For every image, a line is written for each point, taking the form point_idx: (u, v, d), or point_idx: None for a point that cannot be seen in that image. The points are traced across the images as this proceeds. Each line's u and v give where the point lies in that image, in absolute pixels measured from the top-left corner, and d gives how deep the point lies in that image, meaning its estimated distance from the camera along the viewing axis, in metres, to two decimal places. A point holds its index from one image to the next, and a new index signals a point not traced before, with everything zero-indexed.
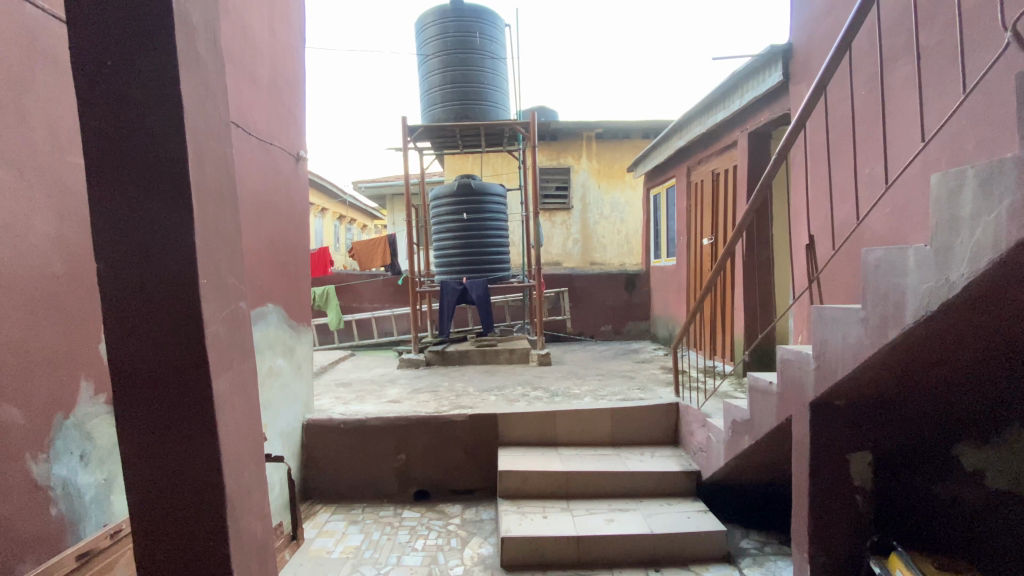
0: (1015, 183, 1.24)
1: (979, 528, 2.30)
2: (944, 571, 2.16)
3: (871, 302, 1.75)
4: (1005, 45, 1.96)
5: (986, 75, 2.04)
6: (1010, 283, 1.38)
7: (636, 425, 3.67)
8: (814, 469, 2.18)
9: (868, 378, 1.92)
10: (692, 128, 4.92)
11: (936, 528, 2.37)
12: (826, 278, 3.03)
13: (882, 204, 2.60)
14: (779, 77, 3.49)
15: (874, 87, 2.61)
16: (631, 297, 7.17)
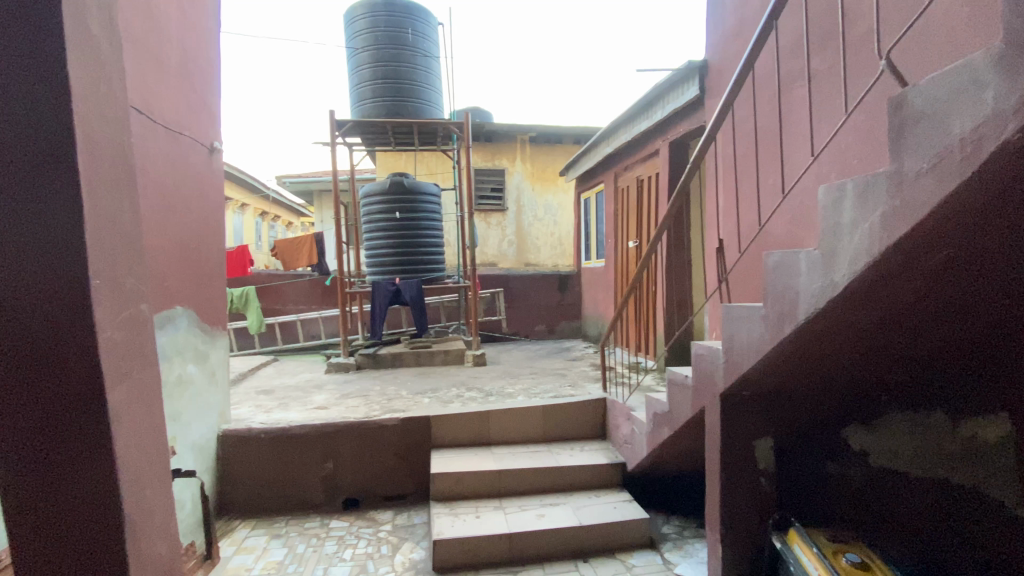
0: (885, 195, 1.43)
1: (864, 502, 2.59)
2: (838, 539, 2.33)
3: (770, 300, 1.92)
4: (879, 71, 2.25)
5: (865, 98, 2.30)
6: (881, 283, 1.58)
7: (566, 421, 3.78)
8: (725, 455, 2.36)
9: (768, 370, 2.11)
10: (618, 135, 5.13)
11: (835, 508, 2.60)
12: (734, 278, 3.28)
13: (781, 211, 2.86)
14: (696, 91, 3.73)
15: (773, 105, 2.88)
16: (564, 297, 7.35)
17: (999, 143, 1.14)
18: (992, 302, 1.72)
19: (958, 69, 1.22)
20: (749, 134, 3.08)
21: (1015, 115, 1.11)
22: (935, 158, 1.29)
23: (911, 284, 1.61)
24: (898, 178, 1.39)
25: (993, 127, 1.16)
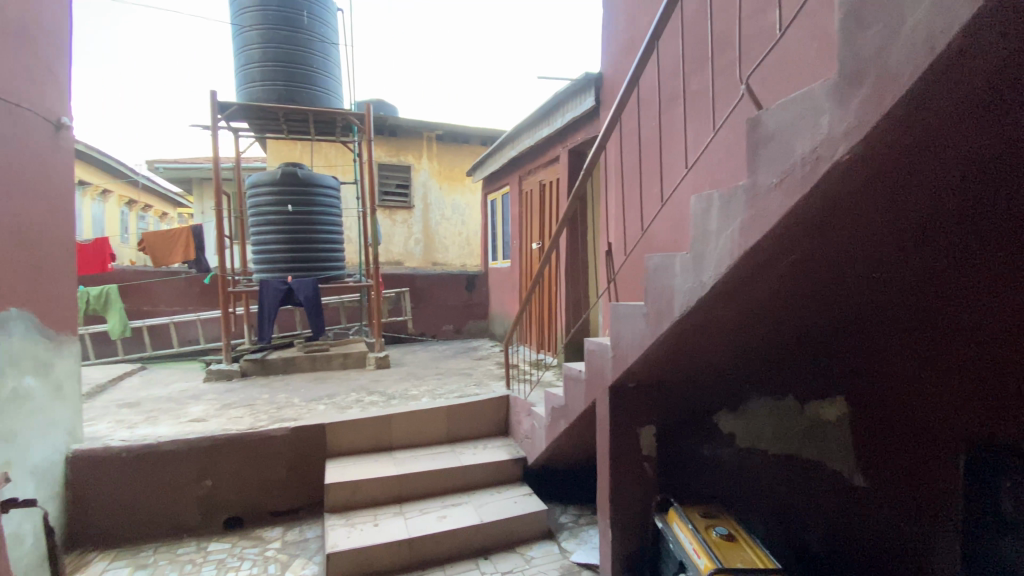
0: (743, 206, 1.62)
1: (733, 484, 2.83)
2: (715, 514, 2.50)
3: (651, 299, 2.09)
4: (740, 95, 2.54)
5: (729, 118, 2.57)
6: (740, 283, 1.78)
7: (468, 421, 3.78)
8: (614, 444, 2.53)
9: (651, 363, 2.29)
10: (522, 139, 5.25)
11: (712, 493, 2.82)
12: (623, 279, 3.51)
13: (662, 217, 3.10)
14: (592, 102, 3.94)
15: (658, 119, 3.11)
16: (470, 297, 7.36)
17: (831, 164, 1.34)
18: (850, 300, 2.04)
19: (802, 98, 1.41)
20: (635, 145, 3.32)
21: (843, 140, 1.31)
22: (782, 174, 1.49)
23: (766, 284, 1.83)
24: (755, 191, 1.58)
25: (826, 149, 1.35)
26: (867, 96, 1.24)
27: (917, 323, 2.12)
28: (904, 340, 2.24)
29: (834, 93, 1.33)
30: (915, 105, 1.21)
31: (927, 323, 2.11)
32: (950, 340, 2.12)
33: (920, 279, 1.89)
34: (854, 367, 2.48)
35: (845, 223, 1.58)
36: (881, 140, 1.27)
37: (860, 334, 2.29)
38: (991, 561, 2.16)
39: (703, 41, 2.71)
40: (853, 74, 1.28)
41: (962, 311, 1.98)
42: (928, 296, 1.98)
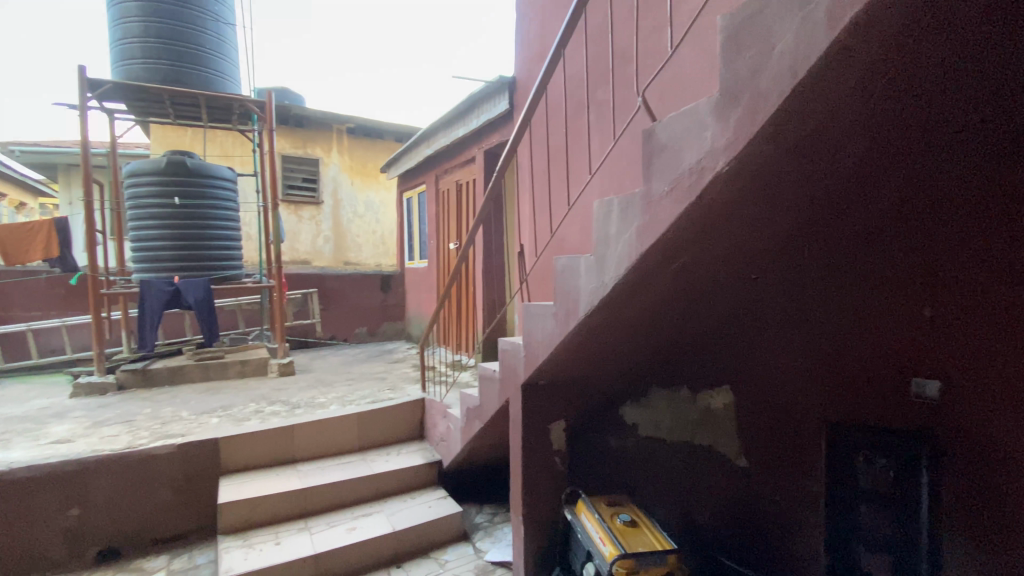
0: (639, 211, 1.72)
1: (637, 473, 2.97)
2: (620, 499, 2.62)
3: (559, 299, 2.15)
4: (637, 108, 2.70)
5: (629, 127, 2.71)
6: (639, 284, 1.89)
7: (381, 427, 3.66)
8: (526, 442, 2.58)
9: (560, 361, 2.36)
10: (437, 137, 5.18)
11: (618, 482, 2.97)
12: (535, 279, 3.57)
13: (570, 219, 3.20)
14: (506, 104, 3.98)
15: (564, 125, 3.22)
16: (385, 298, 7.12)
17: (713, 174, 1.46)
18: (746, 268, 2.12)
19: (689, 112, 1.53)
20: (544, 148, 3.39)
21: (723, 152, 1.43)
22: (672, 182, 1.60)
23: (662, 285, 1.96)
24: (649, 197, 1.68)
25: (709, 161, 1.47)
26: (743, 113, 1.37)
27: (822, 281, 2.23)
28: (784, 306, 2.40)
29: (716, 110, 1.45)
30: (780, 124, 1.35)
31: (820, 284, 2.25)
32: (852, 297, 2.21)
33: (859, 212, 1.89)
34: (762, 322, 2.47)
35: (726, 217, 1.68)
36: (754, 152, 1.41)
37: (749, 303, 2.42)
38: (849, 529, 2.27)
39: (605, 53, 2.84)
40: (731, 93, 1.41)
41: (884, 258, 2.07)
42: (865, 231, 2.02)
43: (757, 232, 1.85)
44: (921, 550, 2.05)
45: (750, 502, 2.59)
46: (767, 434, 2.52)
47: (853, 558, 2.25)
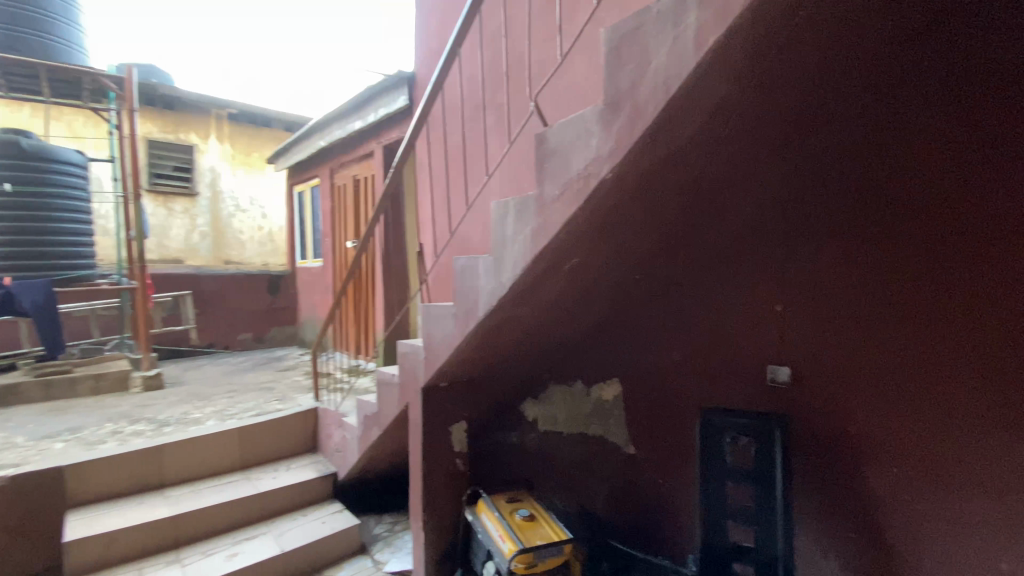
0: (534, 213, 1.76)
1: (536, 468, 2.97)
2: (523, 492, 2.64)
3: (458, 299, 2.13)
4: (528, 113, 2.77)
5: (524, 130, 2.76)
6: (535, 285, 1.94)
7: (269, 441, 3.37)
8: (426, 446, 2.52)
9: (459, 363, 2.34)
10: (331, 130, 4.90)
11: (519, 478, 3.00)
12: (434, 279, 3.51)
13: (467, 219, 3.18)
14: (405, 100, 3.87)
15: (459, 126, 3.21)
16: (274, 300, 6.58)
17: (599, 180, 1.54)
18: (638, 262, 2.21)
19: (578, 119, 1.60)
20: (442, 146, 3.34)
21: (607, 159, 1.51)
22: (563, 185, 1.66)
23: (557, 285, 2.02)
24: (541, 200, 1.73)
25: (595, 167, 1.55)
26: (624, 122, 1.46)
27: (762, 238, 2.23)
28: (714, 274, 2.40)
29: (601, 118, 1.53)
30: (656, 135, 1.46)
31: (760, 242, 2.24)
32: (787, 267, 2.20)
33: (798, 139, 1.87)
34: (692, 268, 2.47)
35: (612, 220, 1.77)
36: (634, 160, 1.51)
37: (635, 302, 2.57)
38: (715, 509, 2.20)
39: (495, 57, 2.88)
40: (614, 102, 1.49)
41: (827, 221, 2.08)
42: (803, 162, 2.05)
43: (640, 233, 1.97)
44: (776, 518, 2.05)
45: (644, 492, 2.63)
46: (660, 422, 2.60)
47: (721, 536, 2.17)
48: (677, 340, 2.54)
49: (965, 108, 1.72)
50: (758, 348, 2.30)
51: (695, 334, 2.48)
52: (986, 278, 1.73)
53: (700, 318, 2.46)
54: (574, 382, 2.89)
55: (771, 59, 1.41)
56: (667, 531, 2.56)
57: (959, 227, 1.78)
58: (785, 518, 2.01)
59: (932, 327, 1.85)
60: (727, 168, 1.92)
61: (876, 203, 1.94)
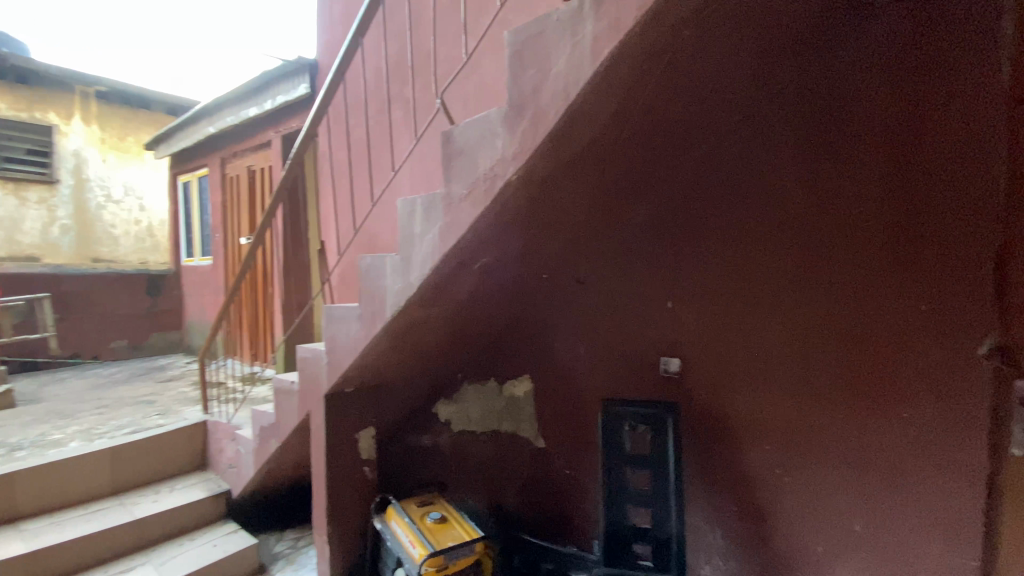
0: (442, 211, 1.73)
1: (446, 470, 2.89)
2: (432, 496, 2.59)
3: (364, 301, 2.04)
4: (434, 110, 2.72)
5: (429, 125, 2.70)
6: (444, 285, 1.90)
7: (148, 461, 3.01)
8: (330, 455, 2.40)
9: (365, 367, 2.25)
10: (222, 116, 4.47)
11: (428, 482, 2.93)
12: (338, 279, 3.32)
13: (372, 217, 3.05)
14: (306, 89, 3.64)
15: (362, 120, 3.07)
16: (154, 303, 5.89)
17: (504, 180, 1.55)
18: (543, 262, 2.24)
19: (485, 118, 1.60)
20: (343, 138, 3.17)
21: (512, 160, 1.53)
22: (470, 186, 1.65)
23: (466, 286, 2.01)
24: (450, 199, 1.71)
25: (501, 167, 1.56)
26: (527, 125, 1.49)
27: (686, 201, 2.09)
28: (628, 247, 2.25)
29: (505, 119, 1.54)
30: (557, 140, 1.51)
31: (683, 204, 2.10)
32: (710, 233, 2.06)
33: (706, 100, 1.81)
34: (603, 244, 2.32)
35: (517, 221, 1.80)
36: (537, 163, 1.55)
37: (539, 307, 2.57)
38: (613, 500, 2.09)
39: (399, 50, 2.79)
40: (517, 105, 1.52)
41: (756, 179, 1.96)
42: (747, 118, 1.94)
43: (544, 233, 2.01)
44: (669, 507, 2.00)
45: (553, 484, 2.64)
46: (570, 418, 2.55)
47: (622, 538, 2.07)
48: (580, 333, 2.45)
49: (866, 93, 1.74)
50: (651, 338, 2.24)
51: (595, 325, 2.40)
52: (861, 264, 1.79)
53: (594, 309, 2.39)
54: (490, 378, 2.78)
55: (660, 71, 1.51)
56: (573, 520, 2.60)
57: (835, 213, 1.82)
58: (678, 505, 1.99)
59: (853, 298, 1.81)
60: (625, 172, 2.02)
61: (811, 167, 1.85)
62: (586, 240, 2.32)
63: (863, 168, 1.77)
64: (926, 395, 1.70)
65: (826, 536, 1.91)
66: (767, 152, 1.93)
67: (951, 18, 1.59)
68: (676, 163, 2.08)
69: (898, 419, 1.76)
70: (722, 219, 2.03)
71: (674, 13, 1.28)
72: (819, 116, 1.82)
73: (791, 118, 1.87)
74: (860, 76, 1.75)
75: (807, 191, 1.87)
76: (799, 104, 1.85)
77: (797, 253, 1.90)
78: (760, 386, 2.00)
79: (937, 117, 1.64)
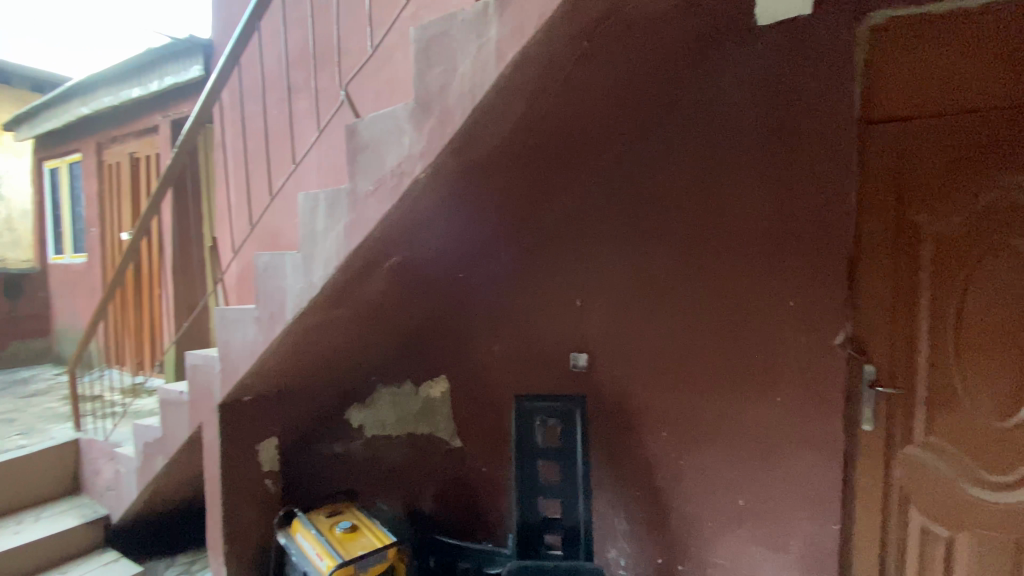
0: (347, 207, 1.66)
1: (360, 476, 2.77)
2: (344, 504, 2.48)
3: (262, 302, 1.91)
4: (339, 102, 2.59)
5: (333, 117, 2.57)
6: (350, 286, 1.82)
7: (4, 489, 2.62)
8: (226, 470, 2.22)
9: (264, 374, 2.10)
10: (97, 96, 3.97)
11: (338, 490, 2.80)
12: (234, 279, 3.06)
13: (271, 211, 2.84)
14: (199, 71, 3.33)
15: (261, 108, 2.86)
16: (14, 307, 5.10)
17: (411, 178, 1.52)
18: (453, 263, 2.23)
19: (390, 114, 1.56)
20: (239, 126, 2.93)
21: (419, 159, 1.50)
22: (376, 182, 1.60)
23: (375, 286, 1.94)
24: (354, 196, 1.64)
25: (408, 165, 1.53)
26: (434, 124, 1.47)
27: (591, 203, 2.17)
28: (536, 248, 2.31)
29: (412, 117, 1.51)
30: (465, 141, 1.50)
31: (586, 206, 2.18)
32: (611, 234, 2.16)
33: (614, 108, 1.89)
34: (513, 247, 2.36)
35: (426, 221, 1.77)
36: (444, 164, 1.53)
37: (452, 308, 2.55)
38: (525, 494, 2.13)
39: (302, 38, 2.63)
40: (424, 103, 1.49)
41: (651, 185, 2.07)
42: (643, 127, 2.05)
43: (453, 234, 1.99)
44: (576, 496, 2.08)
45: (470, 482, 2.64)
46: (479, 418, 2.58)
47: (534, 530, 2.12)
48: (494, 332, 2.47)
49: (743, 108, 1.91)
50: (563, 335, 2.31)
51: (509, 323, 2.43)
52: (741, 264, 1.96)
53: (508, 308, 2.42)
54: (403, 382, 2.71)
55: (563, 77, 1.56)
56: (487, 517, 2.62)
57: (719, 216, 1.97)
58: (585, 493, 2.07)
59: (734, 294, 1.98)
60: (533, 172, 2.06)
61: (697, 174, 2.00)
62: (500, 239, 2.34)
63: (746, 174, 1.92)
64: (795, 382, 1.91)
65: (717, 513, 2.07)
66: (667, 154, 2.03)
67: (812, 46, 1.79)
68: (584, 164, 2.14)
69: (772, 403, 1.95)
70: (622, 221, 2.13)
71: (573, 24, 1.32)
72: (707, 127, 1.96)
73: (687, 123, 1.99)
74: (740, 92, 1.90)
75: (696, 196, 2.00)
76: (690, 113, 1.98)
77: (689, 252, 2.03)
78: (658, 379, 2.13)
79: (802, 133, 1.83)
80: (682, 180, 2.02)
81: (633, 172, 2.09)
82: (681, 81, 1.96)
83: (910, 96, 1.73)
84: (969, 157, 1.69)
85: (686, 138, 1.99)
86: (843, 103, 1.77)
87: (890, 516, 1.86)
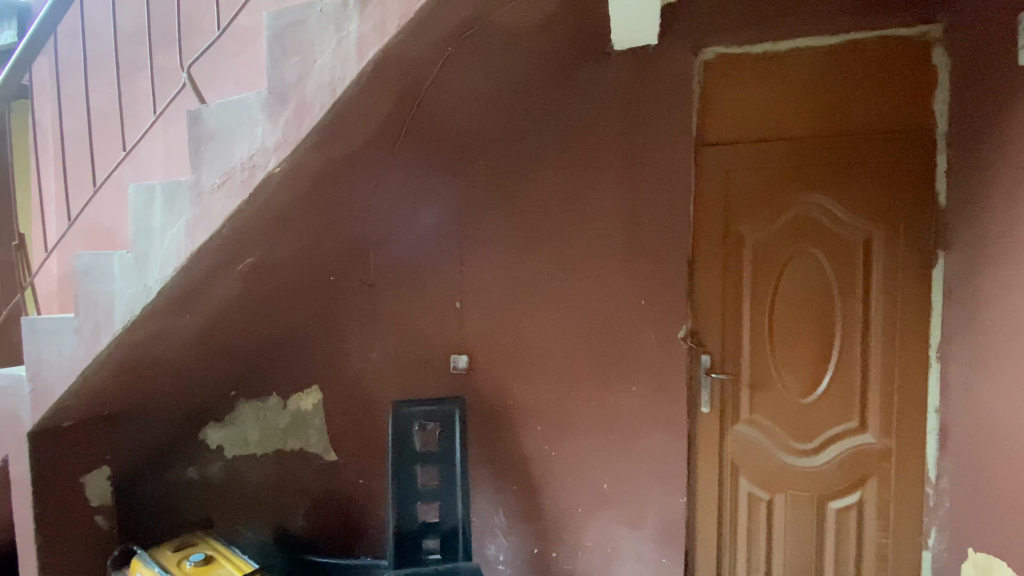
0: (188, 202, 1.50)
1: (219, 501, 2.53)
2: (200, 535, 2.22)
3: (83, 311, 1.65)
4: (182, 85, 2.33)
5: (180, 102, 2.30)
6: (196, 290, 1.65)
7: None
8: (41, 509, 1.88)
9: (90, 394, 1.82)
10: None
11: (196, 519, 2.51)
12: (57, 284, 2.60)
13: (103, 206, 2.47)
14: (12, 37, 2.80)
15: (90, 88, 2.48)
16: None
17: (265, 173, 1.41)
18: (320, 266, 2.11)
19: (240, 103, 1.43)
20: (61, 105, 2.51)
21: (273, 152, 1.40)
22: (224, 176, 1.46)
23: (227, 290, 1.76)
24: (197, 190, 1.49)
25: (260, 159, 1.41)
26: (290, 117, 1.38)
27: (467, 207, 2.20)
28: (413, 250, 2.27)
29: (266, 108, 1.41)
30: (324, 138, 1.43)
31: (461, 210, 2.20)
32: (487, 238, 2.20)
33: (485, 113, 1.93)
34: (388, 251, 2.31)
35: (284, 221, 1.65)
36: (300, 161, 1.44)
37: (322, 313, 2.40)
38: (402, 503, 2.07)
39: (144, 12, 2.33)
40: (279, 94, 1.40)
41: (525, 192, 2.15)
42: (515, 135, 2.13)
43: (316, 235, 1.88)
44: (456, 500, 2.08)
45: (346, 496, 2.51)
46: (355, 428, 2.47)
47: (412, 539, 2.07)
48: (372, 337, 2.39)
49: (603, 123, 2.06)
50: (441, 338, 2.30)
51: (387, 328, 2.36)
52: (603, 267, 2.11)
53: (384, 312, 2.35)
54: (268, 396, 2.51)
55: (429, 82, 1.56)
56: (365, 530, 2.52)
57: (585, 222, 2.11)
58: (463, 494, 2.08)
59: (598, 295, 2.12)
60: (407, 174, 2.03)
61: (566, 183, 2.11)
62: (375, 241, 2.28)
63: (607, 183, 2.07)
64: (649, 373, 2.09)
65: (586, 501, 2.19)
66: (537, 162, 2.13)
67: (659, 71, 2.00)
68: (459, 168, 2.18)
69: (631, 394, 2.12)
70: (496, 224, 2.19)
71: (431, 31, 1.33)
72: (573, 138, 2.09)
73: (555, 134, 2.11)
74: (600, 107, 2.06)
75: (564, 203, 2.12)
76: (558, 125, 2.10)
77: (558, 255, 2.14)
78: (532, 377, 2.21)
79: (653, 147, 2.02)
80: (552, 186, 2.13)
81: (506, 178, 2.16)
82: (551, 93, 2.08)
83: (736, 123, 2.00)
84: (776, 177, 1.99)
85: (554, 147, 2.11)
86: (685, 124, 1.98)
87: (726, 489, 2.10)
